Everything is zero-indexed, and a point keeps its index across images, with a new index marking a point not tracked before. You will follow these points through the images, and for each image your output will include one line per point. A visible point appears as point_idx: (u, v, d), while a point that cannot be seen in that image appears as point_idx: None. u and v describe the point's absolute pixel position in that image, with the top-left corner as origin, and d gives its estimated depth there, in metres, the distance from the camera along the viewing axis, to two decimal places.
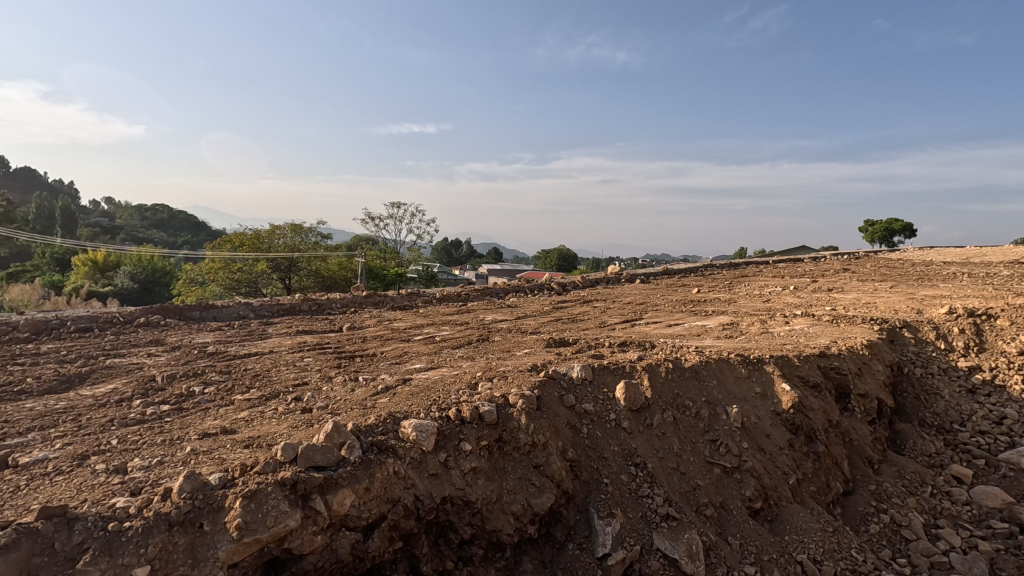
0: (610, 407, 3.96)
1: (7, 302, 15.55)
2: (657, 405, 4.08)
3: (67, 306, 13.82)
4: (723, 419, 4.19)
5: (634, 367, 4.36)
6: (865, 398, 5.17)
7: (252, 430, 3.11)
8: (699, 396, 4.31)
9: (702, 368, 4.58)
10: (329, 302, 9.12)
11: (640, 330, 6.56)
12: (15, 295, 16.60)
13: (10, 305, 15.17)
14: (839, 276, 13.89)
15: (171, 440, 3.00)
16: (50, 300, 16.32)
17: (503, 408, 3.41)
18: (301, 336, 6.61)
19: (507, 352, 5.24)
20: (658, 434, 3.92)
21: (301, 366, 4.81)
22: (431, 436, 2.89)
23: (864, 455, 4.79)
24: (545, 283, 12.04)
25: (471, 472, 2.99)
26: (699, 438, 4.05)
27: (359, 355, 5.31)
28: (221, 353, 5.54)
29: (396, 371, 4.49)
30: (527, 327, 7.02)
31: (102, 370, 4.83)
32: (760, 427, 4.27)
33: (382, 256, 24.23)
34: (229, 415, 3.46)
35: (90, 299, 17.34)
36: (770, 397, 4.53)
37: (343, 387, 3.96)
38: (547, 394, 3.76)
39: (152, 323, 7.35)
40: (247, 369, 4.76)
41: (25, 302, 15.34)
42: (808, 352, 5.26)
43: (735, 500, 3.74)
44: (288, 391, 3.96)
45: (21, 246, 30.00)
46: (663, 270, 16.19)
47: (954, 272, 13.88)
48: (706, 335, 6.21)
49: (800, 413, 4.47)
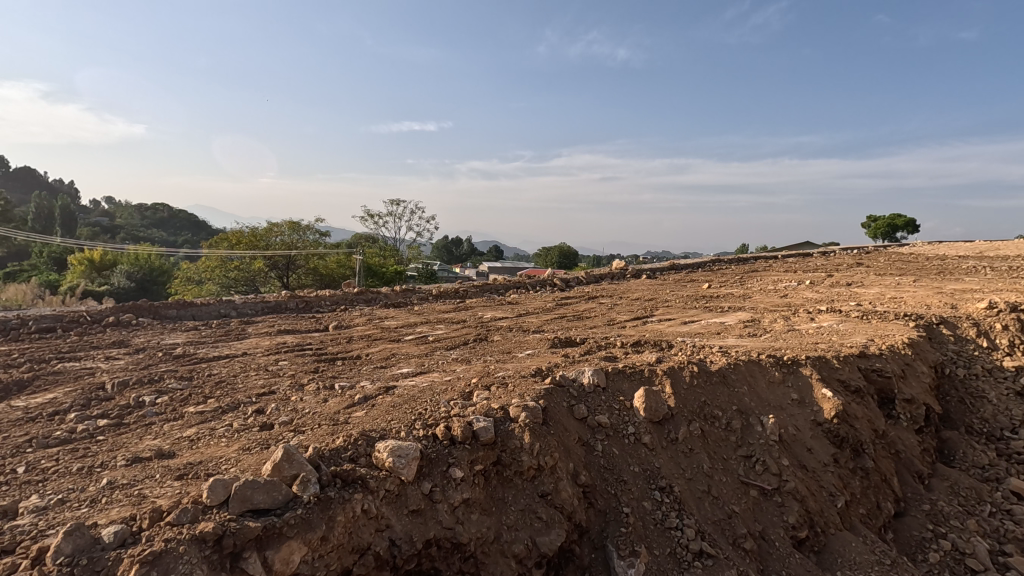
0: (627, 419, 3.38)
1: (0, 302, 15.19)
2: (682, 415, 3.51)
3: (58, 305, 13.36)
4: (758, 431, 3.61)
5: (654, 371, 3.79)
6: (911, 404, 4.58)
7: (193, 454, 2.54)
8: (729, 405, 3.74)
9: (731, 371, 4.00)
10: (318, 300, 8.53)
11: (654, 328, 5.97)
12: (8, 294, 16.15)
13: (4, 304, 14.83)
14: (854, 271, 13.23)
15: (89, 468, 2.43)
16: (43, 299, 15.86)
17: (503, 424, 2.84)
18: (281, 336, 6.04)
19: (506, 354, 4.66)
20: (683, 449, 3.35)
21: (272, 372, 4.22)
22: (412, 462, 2.33)
23: (912, 468, 4.22)
24: (547, 279, 11.46)
25: (463, 505, 2.42)
26: (731, 454, 3.48)
27: (340, 358, 4.72)
28: (188, 356, 4.96)
29: (379, 376, 3.90)
30: (529, 325, 6.42)
31: (47, 377, 4.26)
32: (800, 439, 3.69)
33: (382, 254, 23.73)
34: (172, 433, 2.89)
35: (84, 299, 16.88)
36: (809, 404, 3.94)
37: (315, 397, 3.38)
38: (555, 406, 3.18)
39: (123, 323, 6.78)
40: (210, 375, 4.18)
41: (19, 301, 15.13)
42: (845, 352, 4.65)
43: (776, 529, 3.16)
44: (249, 401, 3.38)
45: (18, 245, 29.61)
46: (669, 266, 15.59)
47: (979, 270, 11.90)
48: (727, 334, 5.61)
49: (845, 423, 3.88)
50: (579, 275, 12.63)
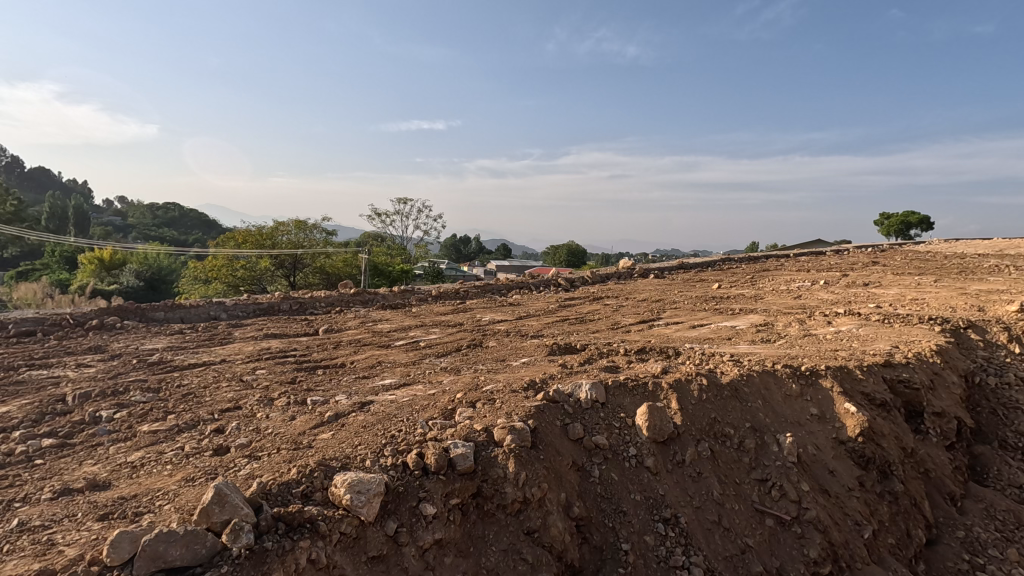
0: (628, 439, 3.04)
1: (8, 302, 15.08)
2: (689, 435, 3.17)
3: (64, 305, 13.25)
4: (774, 452, 3.25)
5: (659, 385, 3.44)
6: (941, 418, 4.19)
7: (129, 486, 2.23)
8: (742, 422, 3.38)
9: (743, 384, 3.65)
10: (313, 302, 8.23)
11: (660, 334, 5.59)
12: (17, 294, 16.14)
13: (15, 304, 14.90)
14: (872, 271, 12.61)
15: (8, 503, 2.13)
16: (52, 297, 15.81)
17: (485, 449, 2.51)
18: (267, 341, 5.74)
19: (500, 363, 4.32)
20: (690, 473, 3.01)
21: (245, 382, 3.90)
22: (372, 501, 2.02)
23: (944, 490, 3.83)
24: (552, 280, 11.11)
25: (435, 547, 2.10)
26: (744, 478, 3.13)
27: (322, 366, 4.41)
28: (163, 363, 4.67)
29: (358, 389, 3.58)
30: (528, 329, 6.08)
31: (8, 387, 3.98)
32: (820, 460, 3.34)
33: (388, 253, 23.46)
34: (116, 456, 2.58)
35: (95, 298, 16.86)
36: (831, 420, 3.58)
37: (282, 414, 3.06)
38: (546, 425, 2.84)
39: (107, 326, 6.51)
40: (179, 386, 3.88)
41: (29, 301, 15.08)
42: (869, 361, 4.26)
43: (796, 566, 2.80)
44: (210, 418, 3.07)
45: (33, 246, 29.91)
46: (678, 265, 15.16)
47: (1003, 270, 11.31)
48: (739, 340, 5.23)
49: (872, 442, 3.50)
50: (584, 275, 12.27)
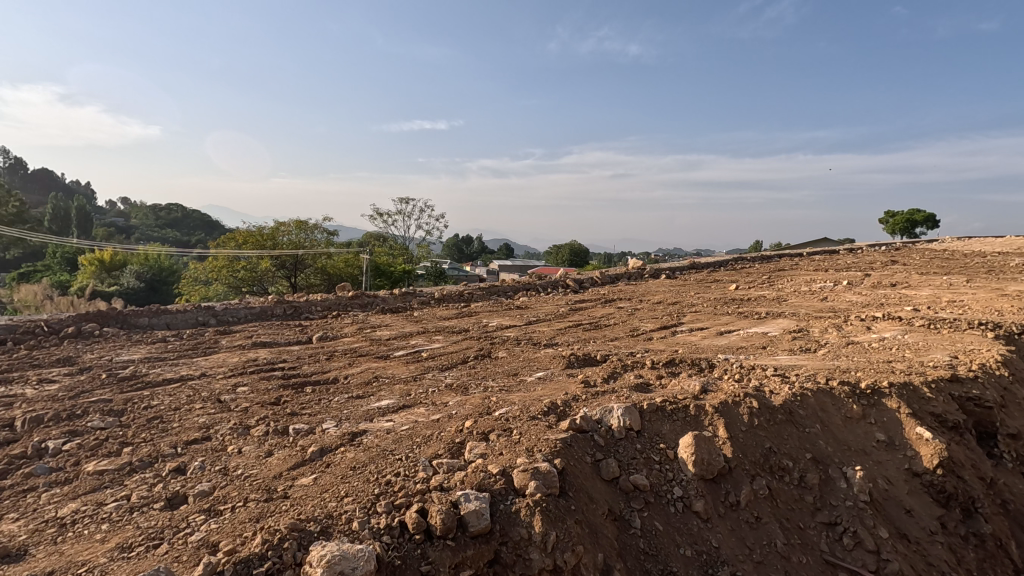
0: (672, 478, 2.53)
1: (7, 306, 14.69)
2: (742, 471, 2.66)
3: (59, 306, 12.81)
4: (842, 489, 2.75)
5: (702, 408, 2.93)
6: (1018, 441, 3.65)
7: (48, 557, 1.74)
8: (801, 452, 2.88)
9: (797, 407, 3.14)
10: (309, 306, 7.73)
11: (686, 342, 5.07)
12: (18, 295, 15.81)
13: (20, 305, 14.61)
14: (895, 270, 11.85)
15: None
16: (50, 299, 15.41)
17: (504, 502, 2.01)
18: (255, 350, 5.25)
19: (512, 378, 3.81)
20: (747, 519, 2.50)
21: (222, 404, 3.41)
22: None
23: None
24: (560, 282, 10.60)
25: None
26: (809, 522, 2.62)
27: (312, 382, 3.91)
28: (135, 378, 4.17)
29: (350, 413, 3.08)
30: (540, 336, 5.56)
31: None
32: (894, 498, 2.83)
33: (391, 253, 23.01)
34: (45, 508, 2.09)
35: (93, 299, 16.46)
36: (901, 448, 3.05)
37: (257, 449, 2.55)
38: (575, 465, 2.33)
39: (85, 334, 6.03)
40: (146, 408, 3.39)
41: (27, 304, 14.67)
42: (933, 375, 3.73)
43: None
44: (173, 452, 2.58)
45: (37, 248, 29.74)
46: (689, 265, 14.61)
47: None
48: (775, 348, 4.72)
49: (951, 474, 2.98)
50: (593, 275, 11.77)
